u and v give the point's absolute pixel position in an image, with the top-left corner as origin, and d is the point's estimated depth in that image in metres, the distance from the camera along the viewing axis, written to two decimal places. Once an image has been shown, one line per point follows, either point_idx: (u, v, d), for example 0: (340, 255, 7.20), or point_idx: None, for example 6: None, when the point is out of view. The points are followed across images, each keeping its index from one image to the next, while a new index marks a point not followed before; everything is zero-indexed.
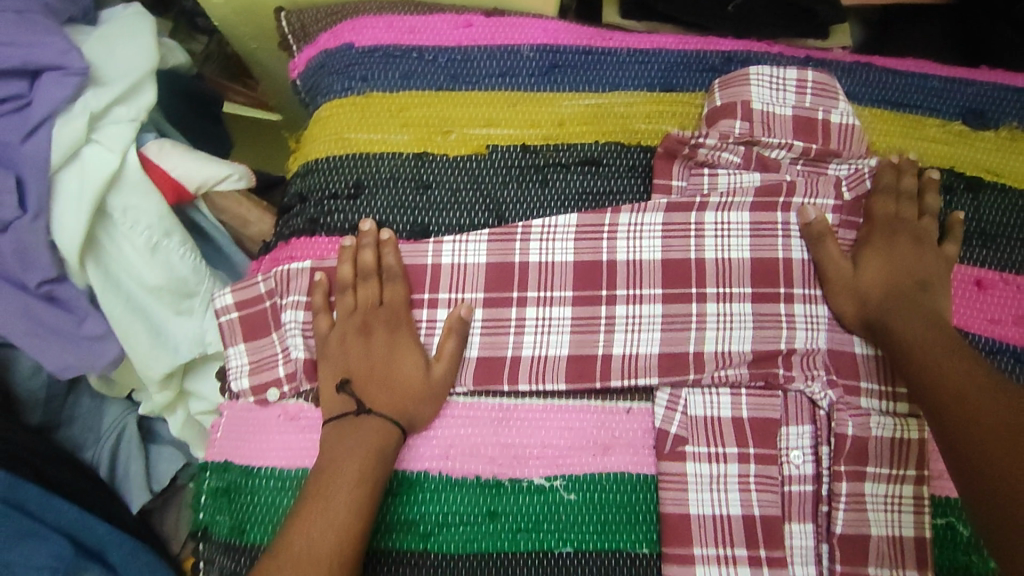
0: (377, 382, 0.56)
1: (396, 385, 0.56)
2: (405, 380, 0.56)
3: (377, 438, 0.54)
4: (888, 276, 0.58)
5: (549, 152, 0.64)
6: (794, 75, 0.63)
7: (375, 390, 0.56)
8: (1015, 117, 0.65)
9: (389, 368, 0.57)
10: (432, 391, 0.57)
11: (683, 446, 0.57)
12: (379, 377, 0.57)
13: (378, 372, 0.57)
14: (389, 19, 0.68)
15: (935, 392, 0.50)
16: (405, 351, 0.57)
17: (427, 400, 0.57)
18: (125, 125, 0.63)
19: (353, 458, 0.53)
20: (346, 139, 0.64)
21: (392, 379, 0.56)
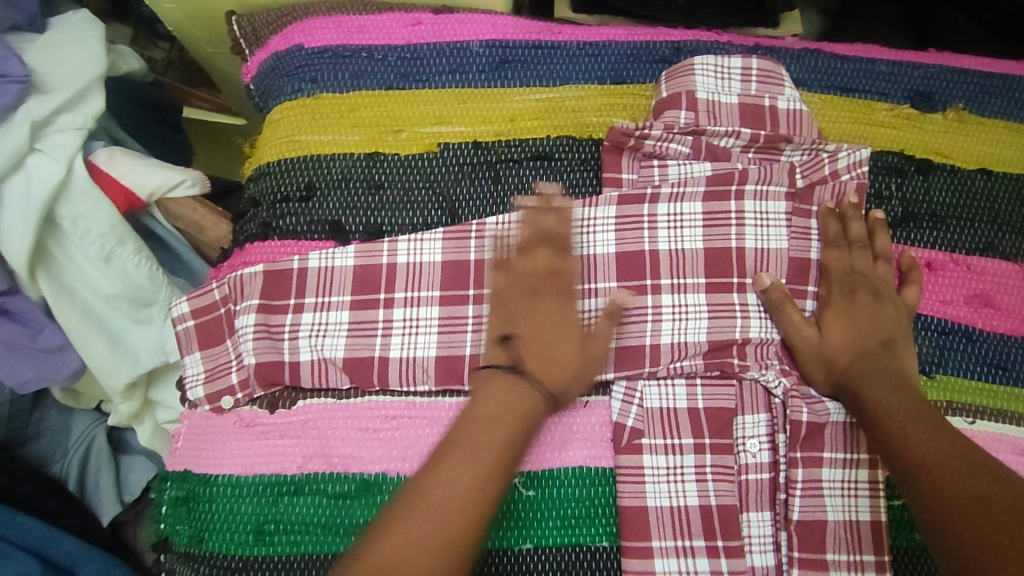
0: (537, 345, 0.56)
1: (561, 356, 0.55)
2: (563, 353, 0.56)
3: (517, 404, 0.53)
4: (851, 335, 0.58)
5: (500, 148, 0.64)
6: (738, 64, 0.64)
7: (561, 350, 0.56)
8: (960, 98, 0.68)
9: (555, 338, 0.56)
10: (586, 367, 0.56)
11: (639, 438, 0.57)
12: (544, 342, 0.56)
13: (541, 338, 0.56)
14: (338, 19, 0.67)
15: (902, 456, 0.51)
16: (572, 331, 0.56)
17: (576, 377, 0.56)
18: (70, 133, 0.62)
19: (505, 426, 0.51)
20: (297, 141, 0.64)
21: (558, 347, 0.56)
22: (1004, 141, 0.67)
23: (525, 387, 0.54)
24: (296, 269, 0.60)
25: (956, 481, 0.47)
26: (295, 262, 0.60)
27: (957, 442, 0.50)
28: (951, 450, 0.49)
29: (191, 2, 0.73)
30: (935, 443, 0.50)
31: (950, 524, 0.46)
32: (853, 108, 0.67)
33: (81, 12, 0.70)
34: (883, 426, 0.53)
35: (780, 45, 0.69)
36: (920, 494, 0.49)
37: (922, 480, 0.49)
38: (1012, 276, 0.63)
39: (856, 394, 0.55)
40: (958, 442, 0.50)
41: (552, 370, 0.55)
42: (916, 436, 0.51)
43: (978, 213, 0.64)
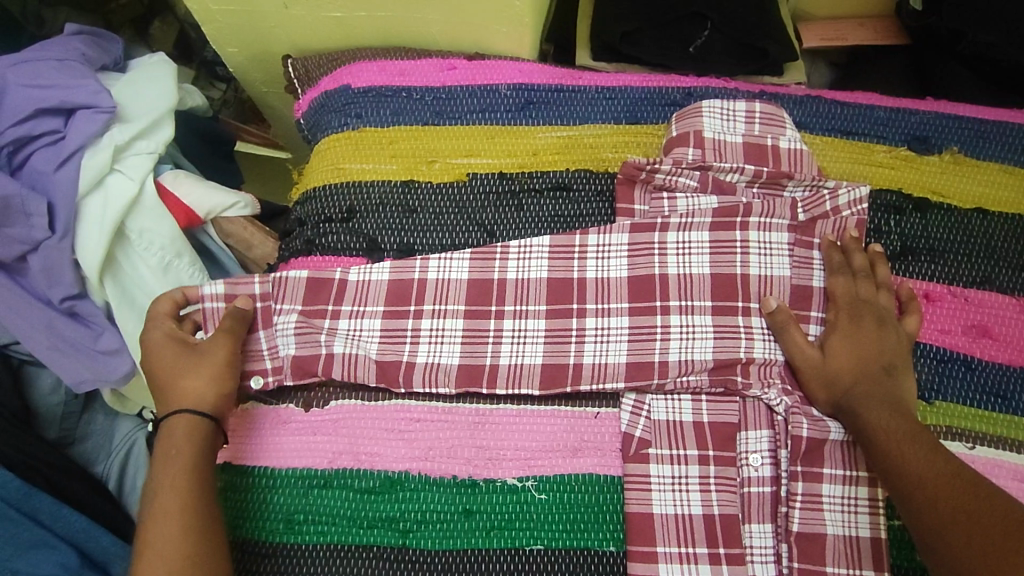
0: (168, 393, 0.60)
1: (180, 389, 0.59)
2: (192, 383, 0.60)
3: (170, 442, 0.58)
4: (857, 358, 0.60)
5: (524, 178, 0.70)
6: (743, 107, 0.70)
7: (174, 392, 0.60)
8: (955, 142, 0.72)
9: (170, 373, 0.60)
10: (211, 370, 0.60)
11: (647, 448, 0.60)
12: (175, 384, 0.60)
13: (169, 386, 0.60)
14: (382, 63, 0.75)
15: (899, 479, 0.52)
16: (188, 362, 0.60)
17: (218, 377, 0.60)
18: (145, 157, 0.70)
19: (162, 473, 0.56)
20: (342, 169, 0.71)
21: (180, 384, 0.59)
22: (998, 183, 0.71)
23: (185, 416, 0.58)
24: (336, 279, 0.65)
25: (948, 503, 0.48)
26: (338, 273, 0.66)
27: (946, 461, 0.51)
28: (941, 469, 0.51)
29: (253, 47, 0.82)
30: (931, 465, 0.51)
31: (941, 537, 0.47)
32: (853, 149, 0.72)
33: (157, 55, 0.79)
34: (883, 449, 0.54)
35: (784, 92, 0.75)
36: (915, 512, 0.50)
37: (915, 506, 0.50)
38: (1010, 309, 0.66)
39: (856, 418, 0.57)
40: (956, 466, 0.51)
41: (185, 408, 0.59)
42: (909, 456, 0.52)
43: (976, 249, 0.68)
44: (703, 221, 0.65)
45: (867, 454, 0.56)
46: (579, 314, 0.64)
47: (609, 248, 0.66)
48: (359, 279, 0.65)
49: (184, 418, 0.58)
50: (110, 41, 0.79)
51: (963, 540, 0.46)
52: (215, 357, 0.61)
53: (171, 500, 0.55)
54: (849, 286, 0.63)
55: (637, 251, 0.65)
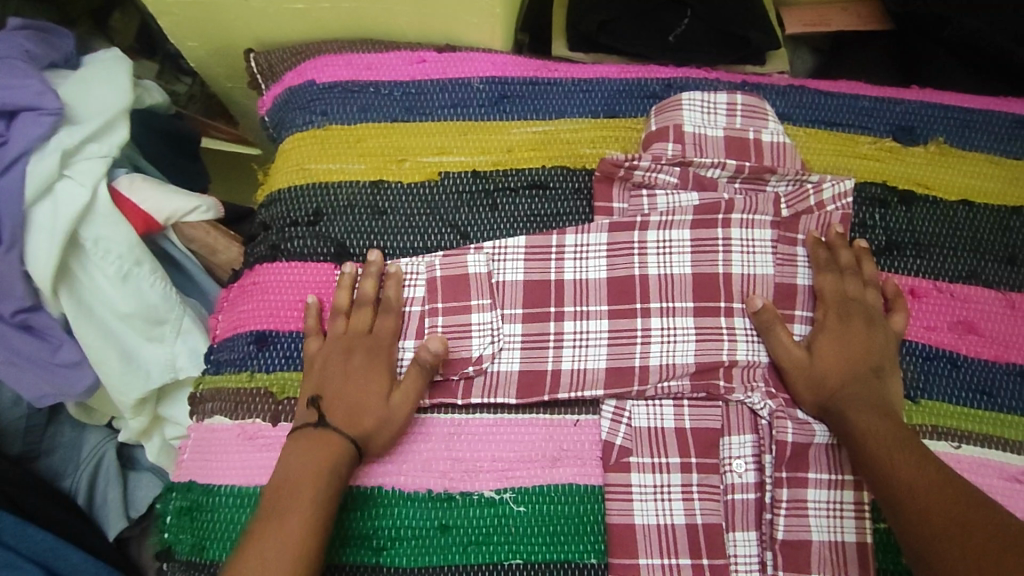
0: (342, 403, 0.56)
1: (354, 414, 0.56)
2: (365, 406, 0.56)
3: (329, 451, 0.54)
4: (845, 358, 0.58)
5: (498, 177, 0.67)
6: (724, 99, 0.67)
7: (344, 401, 0.56)
8: (941, 133, 0.70)
9: (355, 387, 0.57)
10: (389, 419, 0.57)
11: (627, 456, 0.58)
12: (344, 394, 0.57)
13: (340, 397, 0.56)
14: (348, 57, 0.72)
15: (889, 488, 0.50)
16: (378, 391, 0.57)
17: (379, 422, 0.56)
18: (97, 160, 0.67)
19: (306, 480, 0.52)
20: (307, 169, 0.68)
21: (360, 408, 0.56)
22: (985, 173, 0.69)
23: (340, 438, 0.54)
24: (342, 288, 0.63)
25: (939, 508, 0.47)
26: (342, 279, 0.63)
27: (936, 468, 0.49)
28: (932, 475, 0.49)
29: (213, 41, 0.78)
30: (920, 473, 0.49)
31: (930, 542, 0.45)
32: (837, 141, 0.69)
33: (111, 50, 0.75)
34: (872, 452, 0.53)
35: (766, 82, 0.72)
36: (905, 520, 0.48)
37: (907, 513, 0.48)
38: (996, 303, 0.65)
39: (842, 417, 0.56)
40: (948, 475, 0.49)
41: (353, 430, 0.55)
42: (898, 460, 0.51)
43: (961, 242, 0.66)
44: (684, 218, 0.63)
45: (857, 462, 0.54)
46: (558, 319, 0.62)
47: (589, 249, 0.63)
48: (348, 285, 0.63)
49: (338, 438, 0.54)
50: (60, 36, 0.74)
51: (953, 547, 0.44)
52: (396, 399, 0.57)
53: (300, 494, 0.51)
54: (836, 283, 0.61)
55: (616, 253, 0.63)
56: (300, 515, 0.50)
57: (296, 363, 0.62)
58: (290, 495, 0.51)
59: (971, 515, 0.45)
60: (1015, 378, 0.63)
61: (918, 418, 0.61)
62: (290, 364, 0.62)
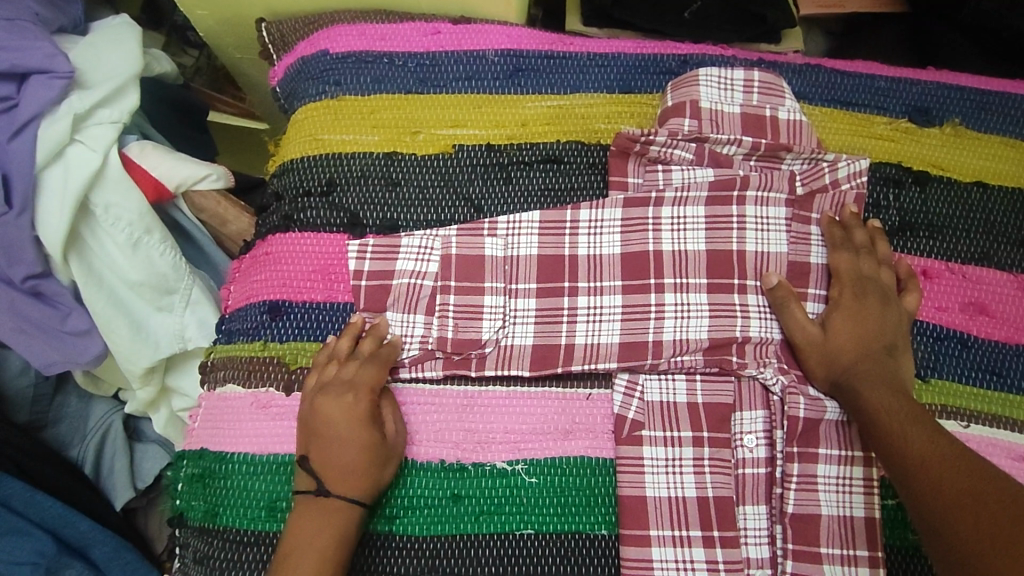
0: (335, 467, 0.54)
1: (347, 478, 0.54)
2: (359, 466, 0.54)
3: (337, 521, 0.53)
4: (860, 335, 0.58)
5: (512, 151, 0.67)
6: (741, 76, 0.66)
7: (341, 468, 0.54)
8: (957, 114, 0.69)
9: (342, 449, 0.54)
10: (386, 464, 0.56)
11: (639, 430, 0.58)
12: (336, 459, 0.54)
13: (332, 462, 0.54)
14: (362, 27, 0.71)
15: (900, 462, 0.51)
16: (372, 447, 0.55)
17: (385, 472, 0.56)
18: (107, 127, 0.66)
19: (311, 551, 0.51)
20: (320, 140, 0.67)
21: (350, 468, 0.54)
22: (1000, 156, 0.68)
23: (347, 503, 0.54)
24: (353, 257, 0.62)
25: (950, 476, 0.47)
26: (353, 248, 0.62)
27: (946, 439, 0.50)
28: (941, 447, 0.50)
29: (223, 9, 0.77)
30: (931, 445, 0.50)
31: (936, 508, 0.46)
32: (852, 121, 0.69)
33: (120, 16, 0.74)
34: (884, 426, 0.53)
35: (782, 59, 0.71)
36: (916, 492, 0.48)
37: (918, 483, 0.49)
38: (1007, 285, 0.65)
39: (853, 394, 0.56)
40: (955, 445, 0.49)
41: (360, 496, 0.54)
42: (910, 434, 0.51)
43: (974, 224, 0.66)
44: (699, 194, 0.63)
45: (869, 439, 0.55)
46: (573, 294, 0.62)
47: (603, 224, 0.63)
48: (360, 253, 0.62)
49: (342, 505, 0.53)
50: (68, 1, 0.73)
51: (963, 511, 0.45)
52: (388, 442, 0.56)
53: (312, 552, 0.51)
54: (852, 262, 0.61)
55: (631, 229, 0.63)
56: None
57: (308, 333, 0.62)
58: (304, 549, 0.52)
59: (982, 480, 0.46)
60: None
61: (929, 398, 0.62)
62: (302, 335, 0.62)
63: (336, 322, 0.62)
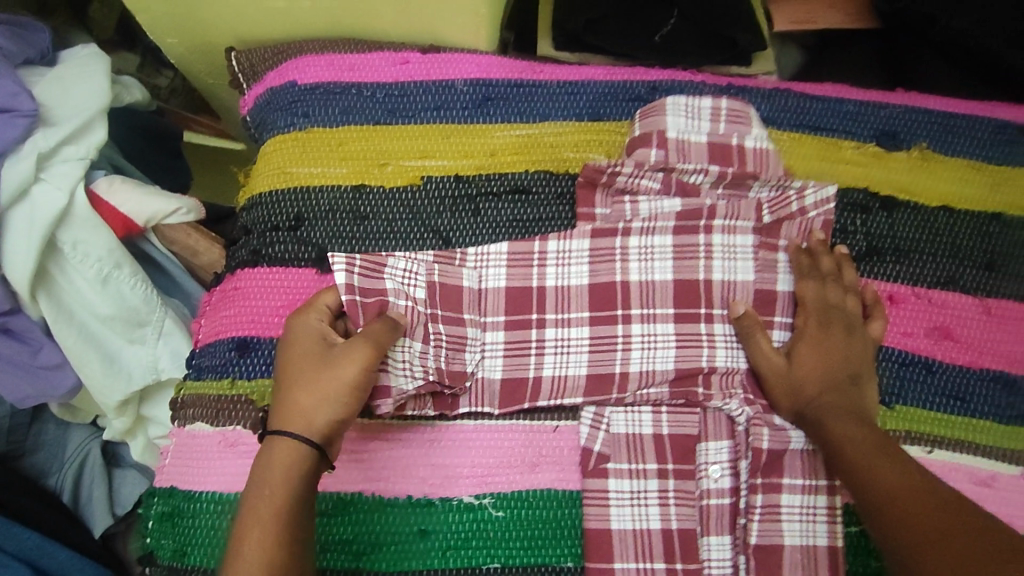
0: (289, 390, 0.53)
1: (298, 398, 0.52)
2: (307, 383, 0.53)
3: (292, 443, 0.51)
4: (824, 363, 0.59)
5: (480, 182, 0.67)
6: (709, 104, 0.65)
7: (285, 405, 0.52)
8: (924, 138, 0.69)
9: (294, 369, 0.54)
10: (339, 379, 0.53)
11: (605, 463, 0.59)
12: (293, 386, 0.53)
13: (289, 383, 0.53)
14: (330, 57, 0.71)
15: (870, 494, 0.50)
16: (321, 363, 0.54)
17: (329, 404, 0.52)
18: (74, 163, 0.66)
19: (264, 477, 0.49)
20: (289, 173, 0.67)
21: (296, 382, 0.53)
22: (968, 180, 0.68)
23: (298, 424, 0.51)
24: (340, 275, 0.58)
25: (929, 511, 0.46)
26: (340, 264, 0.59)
27: (919, 474, 0.49)
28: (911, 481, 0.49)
29: (193, 36, 0.77)
30: (901, 478, 0.49)
31: (909, 537, 0.45)
32: (820, 146, 0.69)
33: (88, 47, 0.74)
34: (848, 455, 0.53)
35: (751, 84, 0.71)
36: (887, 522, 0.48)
37: (889, 514, 0.48)
38: (971, 309, 0.66)
39: (819, 421, 0.56)
40: (930, 480, 0.49)
41: (307, 414, 0.52)
42: (878, 465, 0.51)
43: (940, 248, 0.67)
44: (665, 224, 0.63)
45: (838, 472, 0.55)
46: (540, 326, 0.62)
47: (569, 254, 0.63)
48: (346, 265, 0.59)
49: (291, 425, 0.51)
50: (36, 32, 0.73)
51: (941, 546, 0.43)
52: (343, 363, 0.53)
53: (269, 483, 0.49)
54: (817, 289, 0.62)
55: (596, 260, 0.63)
56: (264, 533, 0.47)
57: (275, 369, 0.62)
58: (266, 488, 0.49)
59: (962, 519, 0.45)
60: (987, 384, 0.64)
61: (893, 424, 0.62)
62: (267, 370, 0.62)
63: None
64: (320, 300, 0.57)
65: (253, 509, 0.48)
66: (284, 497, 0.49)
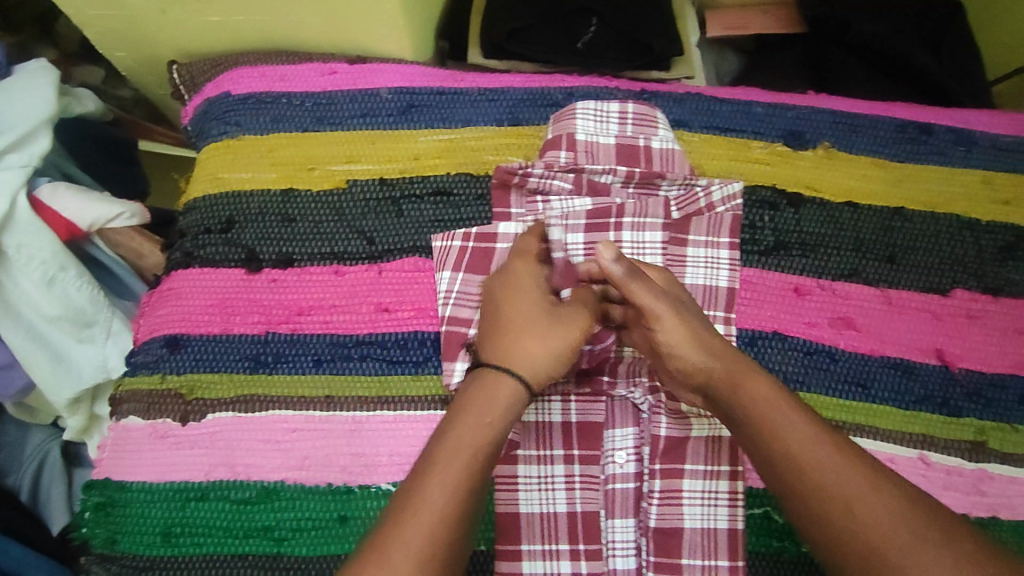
0: (514, 338, 0.55)
1: (522, 346, 0.54)
2: (542, 326, 0.55)
3: (499, 391, 0.52)
4: (693, 333, 0.56)
5: (403, 184, 0.70)
6: (616, 108, 0.69)
7: (519, 345, 0.54)
8: (829, 137, 0.72)
9: (518, 316, 0.56)
10: (567, 330, 0.56)
11: (515, 450, 0.61)
12: (531, 333, 0.55)
13: (518, 329, 0.55)
14: (262, 69, 0.74)
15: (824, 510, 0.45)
16: (555, 311, 0.57)
17: (558, 359, 0.55)
18: (16, 171, 0.70)
19: (474, 421, 0.50)
20: (221, 179, 0.71)
21: (544, 329, 0.55)
22: (872, 176, 0.71)
23: (512, 374, 0.53)
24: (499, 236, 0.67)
25: (909, 538, 0.42)
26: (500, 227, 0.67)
27: (881, 485, 0.45)
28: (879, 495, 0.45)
29: (140, 51, 0.81)
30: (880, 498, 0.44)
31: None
32: (731, 146, 0.72)
33: (37, 61, 0.77)
34: (795, 463, 0.47)
35: (665, 89, 0.75)
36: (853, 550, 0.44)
37: (851, 550, 0.44)
38: (874, 300, 0.68)
39: (763, 429, 0.49)
40: (924, 509, 0.44)
41: (527, 362, 0.54)
42: (828, 475, 0.46)
43: (845, 241, 0.69)
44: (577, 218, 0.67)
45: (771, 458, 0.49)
46: (465, 324, 0.65)
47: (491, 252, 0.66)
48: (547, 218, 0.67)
49: (500, 371, 0.53)
50: None
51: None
52: (576, 316, 0.57)
53: (468, 429, 0.50)
54: (666, 274, 0.61)
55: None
56: (443, 490, 0.46)
57: (205, 365, 0.66)
58: (464, 437, 0.49)
59: (949, 545, 0.42)
60: (886, 371, 0.66)
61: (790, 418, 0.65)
62: (199, 366, 0.66)
63: (233, 353, 0.66)
64: (529, 244, 0.61)
65: (453, 449, 0.49)
66: (478, 443, 0.49)
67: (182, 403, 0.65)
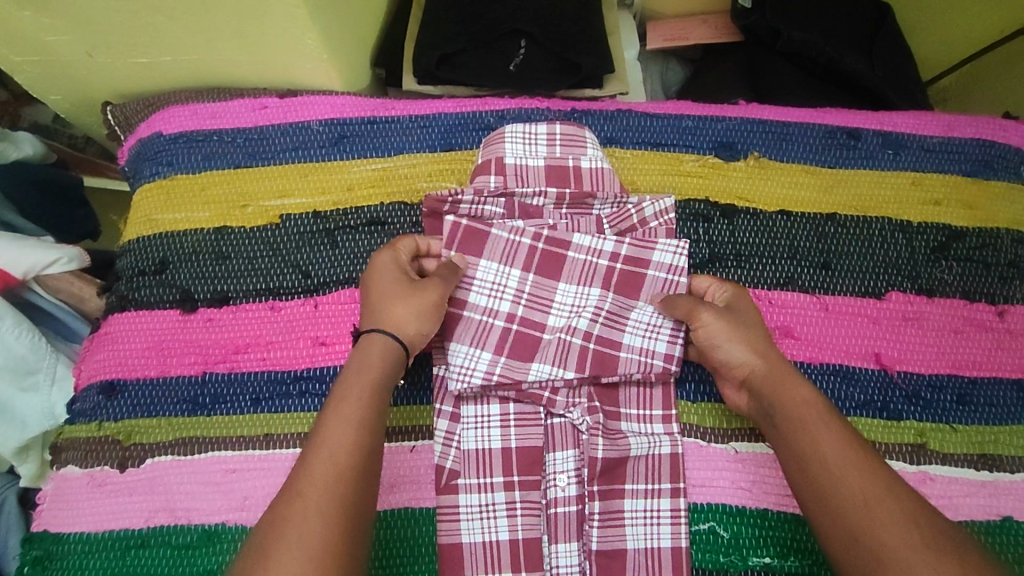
0: (373, 313, 0.58)
1: (391, 315, 0.57)
2: (388, 299, 0.58)
3: (374, 369, 0.55)
4: (746, 341, 0.59)
5: (337, 217, 0.70)
6: (544, 130, 0.70)
7: (382, 311, 0.57)
8: (759, 147, 0.73)
9: (372, 294, 0.59)
10: (421, 300, 0.58)
11: (455, 479, 0.61)
12: (376, 310, 0.58)
13: (378, 306, 0.58)
14: (193, 107, 0.74)
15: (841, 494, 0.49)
16: (404, 290, 0.58)
17: (426, 317, 0.58)
18: None
19: (347, 405, 0.52)
20: (154, 221, 0.71)
21: (380, 301, 0.58)
22: (803, 184, 0.72)
23: (388, 339, 0.56)
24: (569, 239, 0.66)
25: (916, 551, 0.45)
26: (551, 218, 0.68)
27: (905, 499, 0.48)
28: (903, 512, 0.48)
29: (74, 93, 0.80)
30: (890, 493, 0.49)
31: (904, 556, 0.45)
32: (663, 161, 0.73)
33: None
34: (828, 463, 0.51)
35: (597, 107, 0.75)
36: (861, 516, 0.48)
37: (864, 546, 0.47)
38: (811, 307, 0.68)
39: (803, 429, 0.53)
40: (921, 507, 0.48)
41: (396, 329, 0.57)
42: (855, 483, 0.49)
43: (780, 250, 0.70)
44: (667, 242, 0.65)
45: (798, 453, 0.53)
46: (539, 328, 0.65)
47: (552, 262, 0.66)
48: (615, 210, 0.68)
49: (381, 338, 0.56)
50: None
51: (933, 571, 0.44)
52: (428, 291, 0.59)
53: (346, 416, 0.52)
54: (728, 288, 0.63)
55: (594, 272, 0.66)
56: (323, 479, 0.48)
57: (142, 410, 0.65)
58: (340, 427, 0.51)
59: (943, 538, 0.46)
60: (828, 378, 0.66)
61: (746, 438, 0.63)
62: (136, 411, 0.65)
63: (170, 397, 0.65)
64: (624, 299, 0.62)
65: (326, 436, 0.50)
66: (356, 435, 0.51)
67: (120, 449, 0.64)
